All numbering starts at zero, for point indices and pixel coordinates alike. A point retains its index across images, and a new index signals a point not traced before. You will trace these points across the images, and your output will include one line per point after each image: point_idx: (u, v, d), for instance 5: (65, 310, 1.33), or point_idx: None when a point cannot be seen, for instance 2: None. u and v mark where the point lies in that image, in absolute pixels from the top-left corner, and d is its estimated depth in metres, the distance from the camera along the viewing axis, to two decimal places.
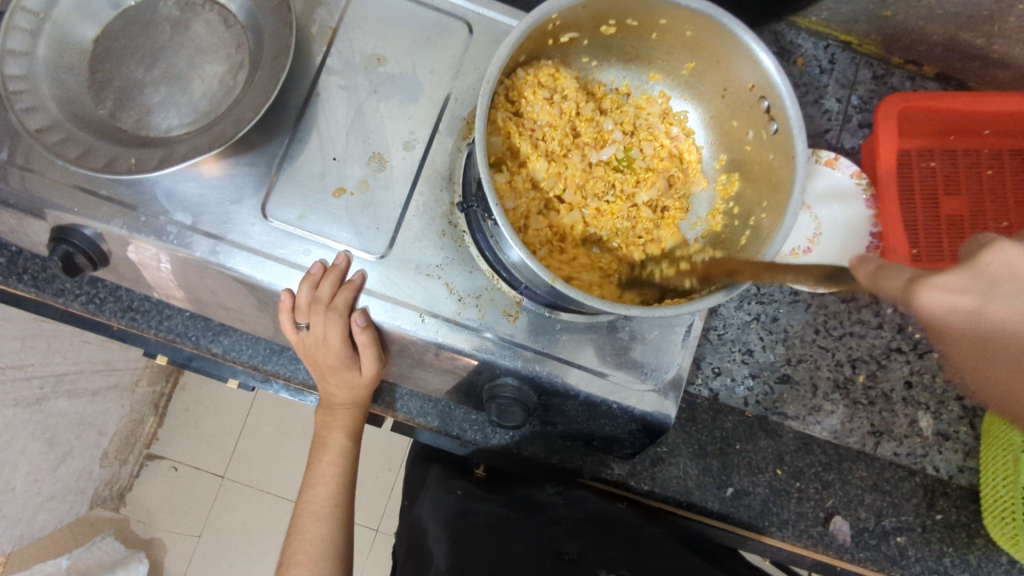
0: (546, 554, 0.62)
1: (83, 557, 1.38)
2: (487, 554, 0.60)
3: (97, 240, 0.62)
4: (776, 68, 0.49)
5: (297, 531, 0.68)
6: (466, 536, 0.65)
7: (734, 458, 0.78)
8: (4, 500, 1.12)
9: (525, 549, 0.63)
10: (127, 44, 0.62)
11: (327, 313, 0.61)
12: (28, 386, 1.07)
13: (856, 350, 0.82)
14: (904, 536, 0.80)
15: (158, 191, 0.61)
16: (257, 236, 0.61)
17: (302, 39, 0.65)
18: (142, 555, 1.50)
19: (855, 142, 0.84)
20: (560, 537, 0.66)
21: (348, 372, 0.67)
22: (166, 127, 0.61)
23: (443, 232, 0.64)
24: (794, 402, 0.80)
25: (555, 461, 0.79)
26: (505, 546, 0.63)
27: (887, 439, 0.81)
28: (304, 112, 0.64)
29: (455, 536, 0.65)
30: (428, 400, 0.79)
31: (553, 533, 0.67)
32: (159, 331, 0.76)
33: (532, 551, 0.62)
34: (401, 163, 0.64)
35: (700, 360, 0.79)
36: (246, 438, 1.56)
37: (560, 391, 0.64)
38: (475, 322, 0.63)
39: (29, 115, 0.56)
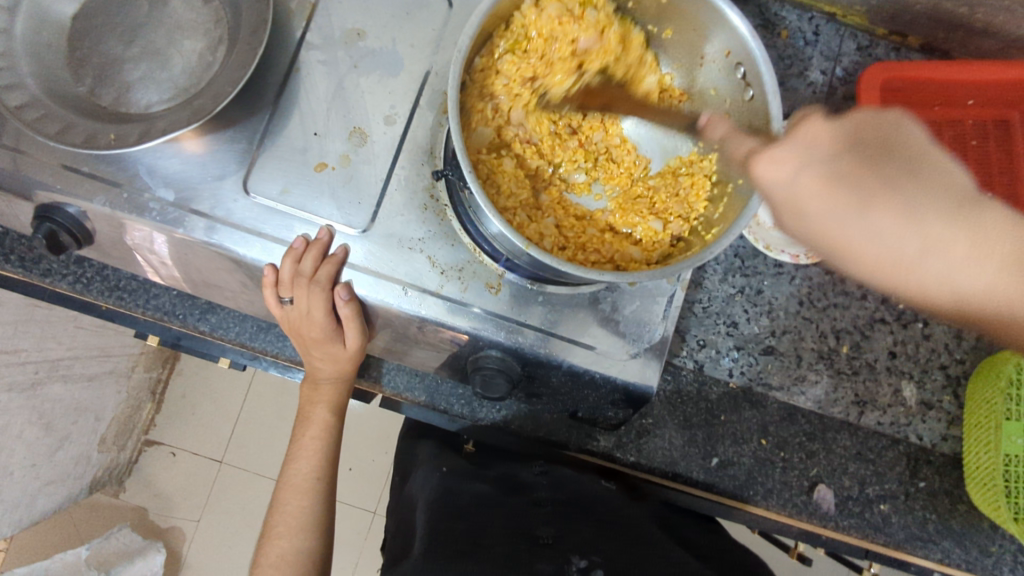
0: (521, 538, 0.64)
1: (102, 548, 1.43)
2: (462, 540, 0.62)
3: (81, 218, 0.63)
4: (750, 32, 0.50)
5: (279, 503, 0.70)
6: (449, 517, 0.67)
7: (719, 429, 0.79)
8: (2, 484, 1.14)
9: (501, 534, 0.65)
10: (105, 20, 0.61)
11: (310, 287, 0.61)
12: (22, 371, 1.08)
13: (840, 321, 0.82)
14: (888, 504, 0.81)
15: (140, 168, 0.61)
16: (239, 211, 0.62)
17: (281, 14, 0.65)
18: (159, 544, 1.52)
19: (839, 114, 0.84)
20: (536, 520, 0.68)
21: (333, 346, 0.68)
22: (146, 104, 0.61)
23: (425, 206, 0.64)
24: (778, 372, 0.81)
25: (541, 434, 0.79)
26: (482, 531, 0.65)
27: (871, 409, 0.81)
28: (284, 88, 0.64)
29: (438, 518, 0.67)
30: (415, 375, 0.80)
31: (532, 514, 0.69)
32: (146, 310, 0.77)
33: (507, 536, 0.64)
34: (382, 137, 0.65)
35: (685, 332, 0.80)
36: (242, 422, 1.57)
37: (543, 362, 0.65)
38: (458, 294, 0.63)
39: (7, 91, 0.56)
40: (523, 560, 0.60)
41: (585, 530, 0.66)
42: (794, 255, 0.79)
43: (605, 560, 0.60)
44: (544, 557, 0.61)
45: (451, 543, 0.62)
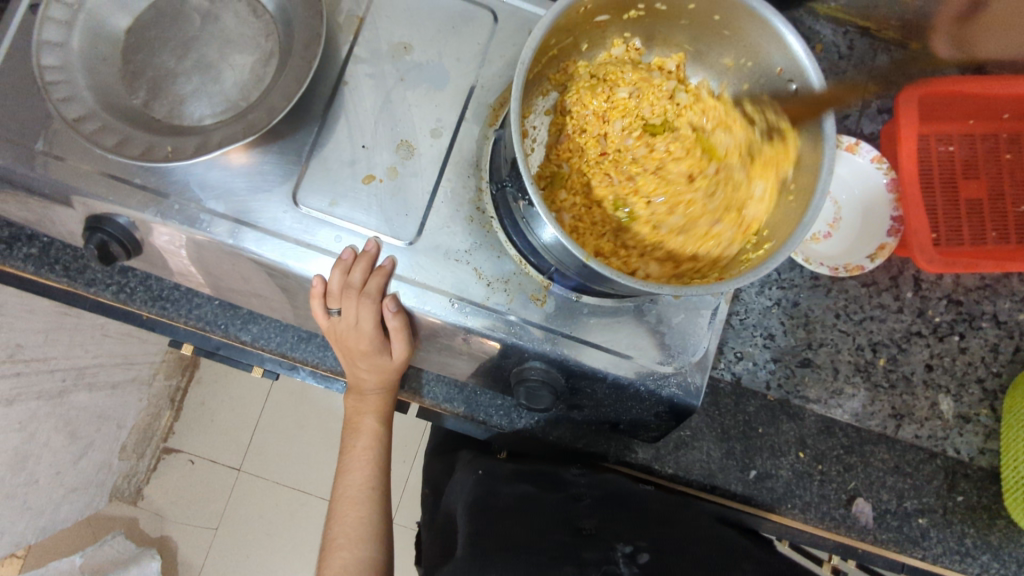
0: (563, 530, 0.64)
1: (95, 556, 1.38)
2: (504, 536, 0.62)
3: (131, 229, 0.63)
4: (806, 51, 0.50)
5: (337, 516, 0.69)
6: (490, 515, 0.66)
7: (757, 441, 0.79)
8: (28, 492, 1.14)
9: (545, 526, 0.65)
10: (159, 35, 0.62)
11: (360, 298, 0.62)
12: (51, 379, 1.08)
13: (876, 334, 0.82)
14: (926, 518, 0.80)
15: (190, 180, 0.62)
16: (288, 223, 0.62)
17: (330, 29, 0.65)
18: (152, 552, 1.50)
19: (874, 127, 0.84)
20: (577, 514, 0.68)
21: (379, 357, 0.68)
22: (198, 117, 0.62)
23: (471, 218, 0.65)
24: (815, 385, 0.80)
25: (579, 446, 0.79)
26: (524, 526, 0.64)
27: (908, 422, 0.81)
28: (332, 101, 0.64)
29: (479, 517, 0.66)
30: (454, 385, 0.80)
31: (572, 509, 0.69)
32: (188, 319, 0.77)
33: (551, 528, 0.64)
34: (428, 150, 0.65)
35: (723, 345, 0.80)
36: (263, 430, 1.57)
37: (589, 374, 0.65)
38: (503, 306, 0.64)
39: (66, 104, 0.56)
40: (569, 551, 0.60)
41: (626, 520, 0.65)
42: (833, 268, 0.78)
43: (651, 542, 0.60)
44: (588, 546, 0.61)
45: (494, 538, 0.62)
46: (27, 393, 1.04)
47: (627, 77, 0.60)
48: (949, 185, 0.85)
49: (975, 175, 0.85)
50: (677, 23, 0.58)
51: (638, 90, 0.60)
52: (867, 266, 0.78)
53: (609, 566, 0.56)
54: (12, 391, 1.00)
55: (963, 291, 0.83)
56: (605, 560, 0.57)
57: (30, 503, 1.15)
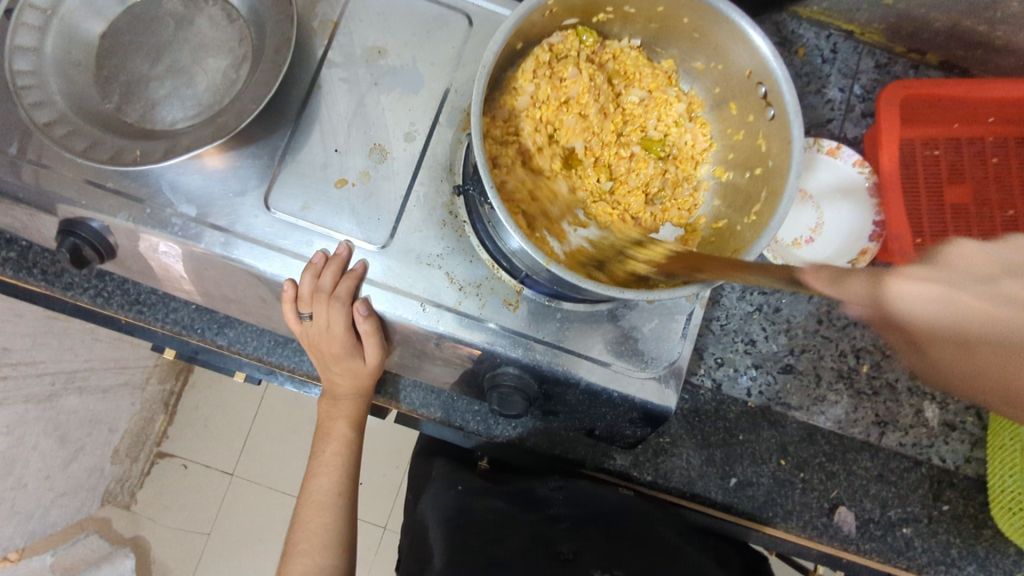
0: (542, 555, 0.62)
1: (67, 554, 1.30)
2: (482, 559, 0.62)
3: (105, 233, 0.63)
4: (771, 52, 0.50)
5: (301, 521, 0.69)
6: (468, 543, 0.65)
7: (738, 449, 0.78)
8: (17, 496, 1.14)
9: (523, 552, 0.63)
10: (134, 40, 0.63)
11: (330, 302, 0.61)
12: (40, 383, 1.09)
13: (859, 341, 0.81)
14: (910, 528, 0.79)
15: (163, 184, 0.62)
16: (261, 227, 0.62)
17: (304, 34, 0.65)
18: (128, 551, 1.46)
19: (858, 131, 0.84)
20: (556, 537, 0.66)
21: (351, 361, 0.68)
22: (171, 121, 0.62)
23: (444, 222, 0.65)
24: (797, 392, 0.80)
25: (557, 452, 0.79)
26: (501, 552, 0.63)
27: (892, 429, 0.80)
28: (306, 105, 0.64)
29: (457, 548, 0.65)
30: (431, 391, 0.80)
31: (549, 530, 0.68)
32: (165, 323, 0.77)
33: (530, 554, 0.62)
34: (401, 154, 0.65)
35: (703, 350, 0.79)
36: (255, 435, 1.57)
37: (561, 380, 0.65)
38: (475, 310, 0.63)
39: (37, 109, 0.57)
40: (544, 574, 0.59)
41: (605, 540, 0.65)
42: None
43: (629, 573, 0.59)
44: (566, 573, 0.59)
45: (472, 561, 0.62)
46: (15, 396, 1.04)
47: (644, 80, 0.62)
48: (934, 190, 0.85)
49: (960, 179, 0.84)
50: (648, 27, 0.58)
51: (646, 98, 0.63)
52: None
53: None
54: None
55: None
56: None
57: (18, 507, 1.15)
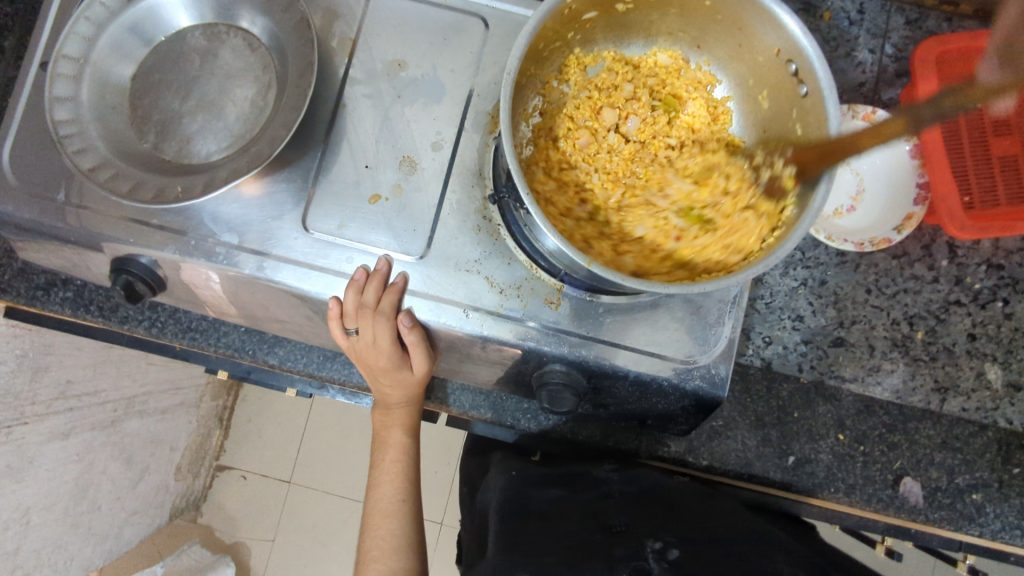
0: (595, 528, 0.64)
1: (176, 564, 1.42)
2: (533, 542, 0.63)
3: (154, 267, 0.65)
4: (801, 29, 0.49)
5: (369, 529, 0.71)
6: (522, 520, 0.66)
7: (793, 426, 0.77)
8: (92, 518, 1.20)
9: (576, 525, 0.65)
10: (163, 78, 0.64)
11: (375, 317, 0.63)
12: (103, 410, 1.13)
13: (912, 306, 0.79)
14: (980, 494, 0.77)
15: (205, 216, 0.64)
16: (301, 249, 0.63)
17: (324, 54, 0.66)
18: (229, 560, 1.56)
19: (894, 91, 0.81)
20: (608, 509, 0.68)
21: (400, 372, 0.69)
22: (206, 153, 0.63)
23: (479, 227, 0.65)
24: (850, 364, 0.78)
25: (610, 443, 0.79)
26: (553, 526, 0.65)
27: (953, 395, 0.78)
28: (332, 124, 0.65)
29: (510, 520, 0.66)
30: (479, 392, 0.80)
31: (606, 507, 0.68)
32: (217, 347, 0.80)
33: (582, 526, 0.65)
34: (430, 163, 0.65)
35: (750, 330, 0.78)
36: (309, 442, 1.62)
37: (610, 373, 0.65)
38: (519, 312, 0.64)
39: (81, 156, 0.59)
40: (598, 549, 0.61)
41: (658, 518, 0.65)
42: (857, 243, 0.75)
43: (680, 539, 0.61)
44: (618, 544, 0.61)
45: (527, 544, 0.62)
46: (81, 425, 1.09)
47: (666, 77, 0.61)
48: (979, 143, 0.81)
49: (1006, 133, 0.81)
50: (668, 12, 0.56)
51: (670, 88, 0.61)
52: (894, 239, 0.75)
53: (639, 563, 0.58)
54: (68, 425, 1.05)
55: (1003, 255, 0.80)
56: (634, 557, 0.59)
57: (95, 528, 1.21)
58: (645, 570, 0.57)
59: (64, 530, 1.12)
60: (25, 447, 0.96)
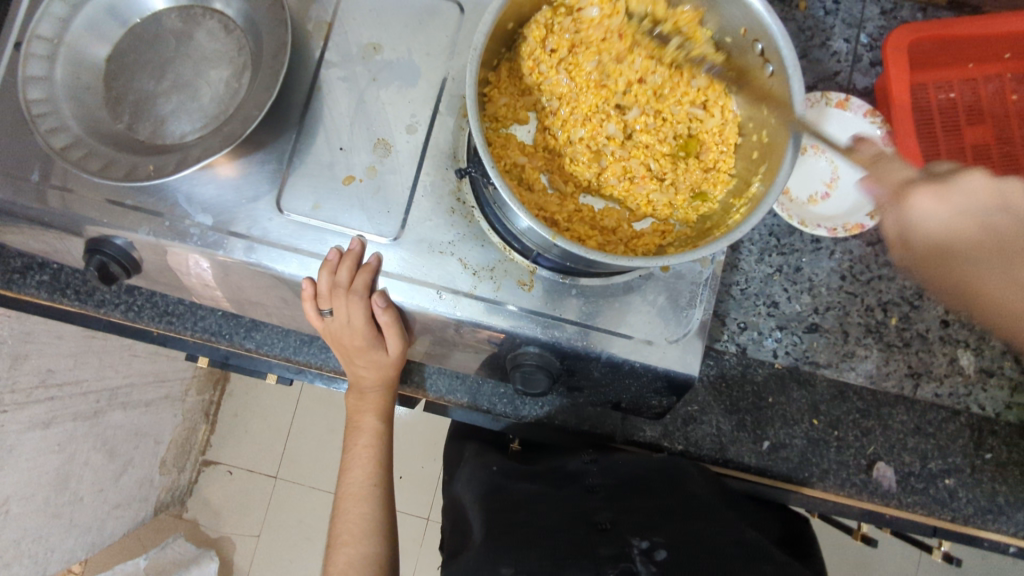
0: (580, 525, 0.63)
1: (159, 557, 1.45)
2: (516, 531, 0.62)
3: (129, 249, 0.65)
4: (765, 7, 0.50)
5: (341, 511, 0.71)
6: (506, 512, 0.66)
7: (768, 412, 0.78)
8: (74, 510, 1.19)
9: (559, 521, 0.64)
10: (137, 60, 0.64)
11: (348, 297, 0.63)
12: (85, 401, 1.13)
13: (886, 293, 0.80)
14: (953, 479, 0.77)
15: (179, 197, 0.64)
16: (275, 230, 0.64)
17: (300, 37, 0.66)
18: (213, 553, 1.57)
19: (868, 81, 0.82)
20: (592, 508, 0.67)
21: (375, 353, 0.69)
22: (180, 134, 0.63)
23: (453, 209, 0.65)
24: (825, 350, 0.79)
25: (586, 428, 0.79)
26: (536, 524, 0.64)
27: (926, 380, 0.79)
28: (307, 107, 0.65)
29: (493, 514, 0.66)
30: (456, 377, 0.81)
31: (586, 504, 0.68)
32: (195, 332, 0.80)
33: (566, 523, 0.64)
34: (405, 146, 0.66)
35: (725, 316, 0.79)
36: (295, 437, 1.61)
37: (582, 355, 0.65)
38: (491, 294, 0.64)
39: (53, 135, 0.59)
40: (584, 549, 0.59)
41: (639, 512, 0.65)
42: (830, 229, 0.75)
43: (667, 539, 0.59)
44: (605, 542, 0.60)
45: (511, 535, 0.62)
46: (62, 415, 1.08)
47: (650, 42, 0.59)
48: (953, 132, 0.82)
49: (979, 120, 0.82)
50: None
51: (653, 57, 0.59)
52: (866, 225, 0.76)
53: (626, 564, 0.56)
54: (48, 414, 1.04)
55: None
56: (621, 557, 0.57)
57: (77, 520, 1.20)
58: (633, 570, 0.55)
59: (44, 521, 1.11)
60: (3, 436, 0.95)
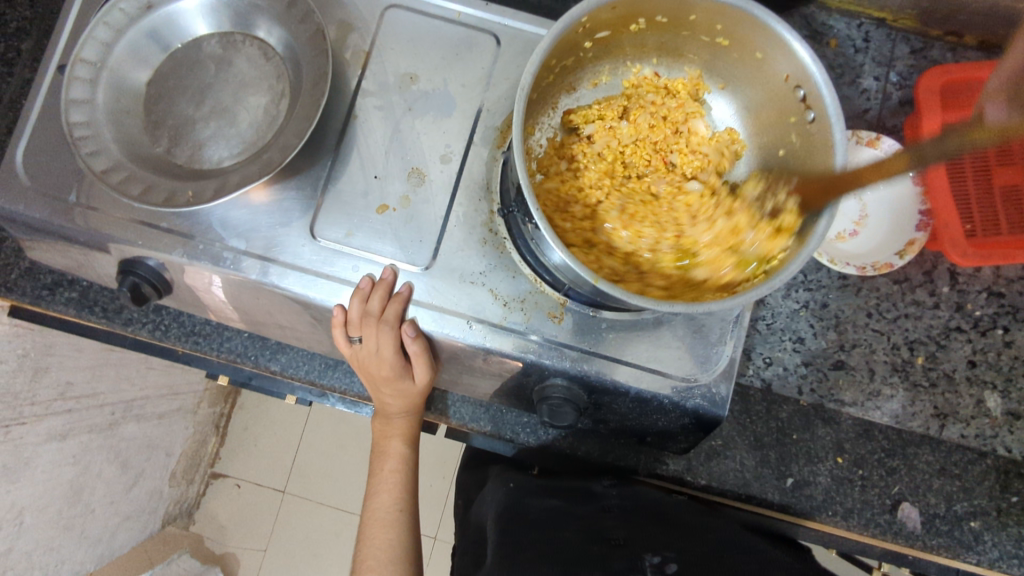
0: (593, 541, 0.63)
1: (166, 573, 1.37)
2: (531, 548, 0.63)
3: (161, 270, 0.66)
4: (811, 55, 0.50)
5: (366, 538, 0.71)
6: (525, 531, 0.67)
7: (792, 448, 0.77)
8: (85, 522, 1.19)
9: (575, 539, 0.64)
10: (177, 84, 0.65)
11: (379, 325, 0.63)
12: (100, 412, 1.13)
13: (912, 332, 0.79)
14: (979, 522, 0.77)
15: (213, 221, 0.64)
16: (308, 256, 0.64)
17: (338, 65, 0.67)
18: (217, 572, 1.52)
19: (897, 119, 0.83)
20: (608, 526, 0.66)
21: (402, 381, 0.69)
22: (217, 159, 0.64)
23: (485, 240, 0.65)
24: (851, 388, 0.78)
25: (609, 459, 0.79)
26: (553, 544, 0.64)
27: (953, 421, 0.78)
28: (343, 135, 0.66)
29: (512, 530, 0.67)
30: (479, 405, 0.81)
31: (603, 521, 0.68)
32: (220, 352, 0.80)
33: (581, 539, 0.64)
34: (439, 176, 0.66)
35: (751, 351, 0.78)
36: (304, 452, 1.61)
37: (611, 390, 0.65)
38: (522, 326, 0.64)
39: (94, 158, 0.59)
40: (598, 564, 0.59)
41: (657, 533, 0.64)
42: (859, 267, 0.76)
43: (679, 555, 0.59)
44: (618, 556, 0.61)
45: (524, 553, 0.63)
46: (78, 427, 1.08)
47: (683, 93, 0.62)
48: (982, 173, 0.83)
49: (1010, 161, 0.82)
50: (680, 34, 0.58)
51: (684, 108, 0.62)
52: (895, 264, 0.76)
53: None
54: (65, 426, 1.04)
55: (1004, 283, 0.80)
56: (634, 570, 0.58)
57: (88, 532, 1.20)
58: None
59: (56, 533, 1.10)
60: (22, 448, 0.96)
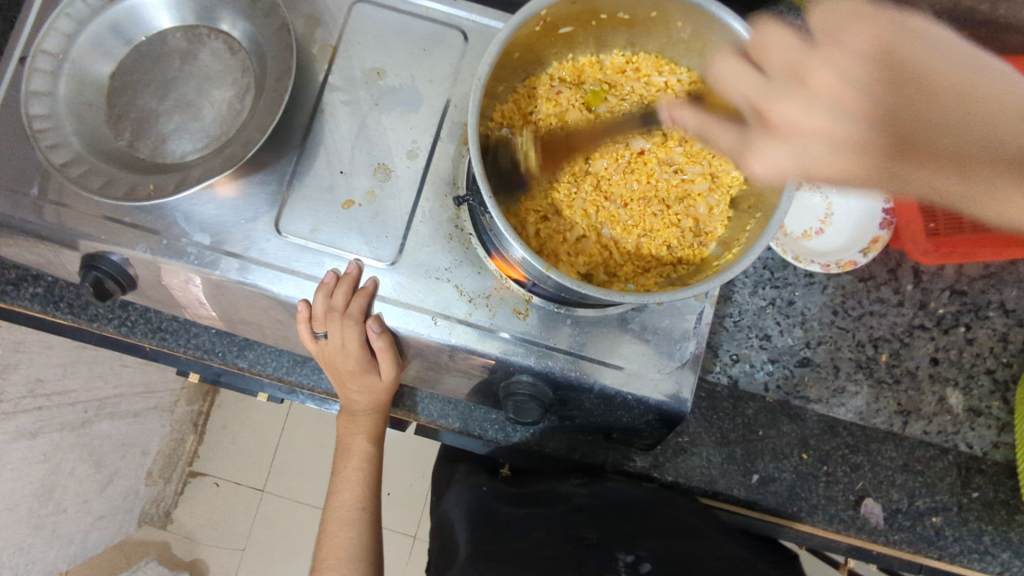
0: (566, 541, 0.62)
1: None
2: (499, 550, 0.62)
3: (124, 265, 0.65)
4: None
5: (326, 534, 0.71)
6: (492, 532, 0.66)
7: (758, 445, 0.78)
8: (57, 521, 1.17)
9: (546, 537, 0.63)
10: (141, 77, 0.65)
11: (344, 320, 0.63)
12: (73, 410, 1.12)
13: (877, 329, 0.81)
14: (940, 517, 0.77)
15: (177, 215, 0.64)
16: (273, 251, 0.64)
17: (304, 60, 0.67)
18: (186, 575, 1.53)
19: None
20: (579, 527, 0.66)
21: (368, 377, 0.69)
22: (181, 153, 0.64)
23: (451, 236, 0.66)
24: (816, 385, 0.79)
25: (577, 457, 0.79)
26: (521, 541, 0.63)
27: (915, 418, 0.79)
28: (309, 129, 0.66)
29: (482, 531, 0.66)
30: (449, 402, 0.81)
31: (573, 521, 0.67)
32: (188, 348, 0.80)
33: (553, 539, 0.63)
34: (405, 171, 0.66)
35: (718, 348, 0.80)
36: (282, 451, 1.60)
37: (575, 386, 0.65)
38: (487, 322, 0.64)
39: (53, 150, 0.59)
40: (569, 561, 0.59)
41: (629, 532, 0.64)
42: (824, 265, 0.78)
43: (653, 553, 0.60)
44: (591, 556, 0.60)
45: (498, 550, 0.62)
46: (49, 425, 1.07)
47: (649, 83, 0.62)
48: None
49: None
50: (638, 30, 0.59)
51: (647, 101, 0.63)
52: (859, 262, 0.78)
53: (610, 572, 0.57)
54: (35, 425, 1.03)
55: (966, 281, 0.82)
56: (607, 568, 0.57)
57: (59, 531, 1.18)
58: None
59: (26, 532, 1.09)
60: None
